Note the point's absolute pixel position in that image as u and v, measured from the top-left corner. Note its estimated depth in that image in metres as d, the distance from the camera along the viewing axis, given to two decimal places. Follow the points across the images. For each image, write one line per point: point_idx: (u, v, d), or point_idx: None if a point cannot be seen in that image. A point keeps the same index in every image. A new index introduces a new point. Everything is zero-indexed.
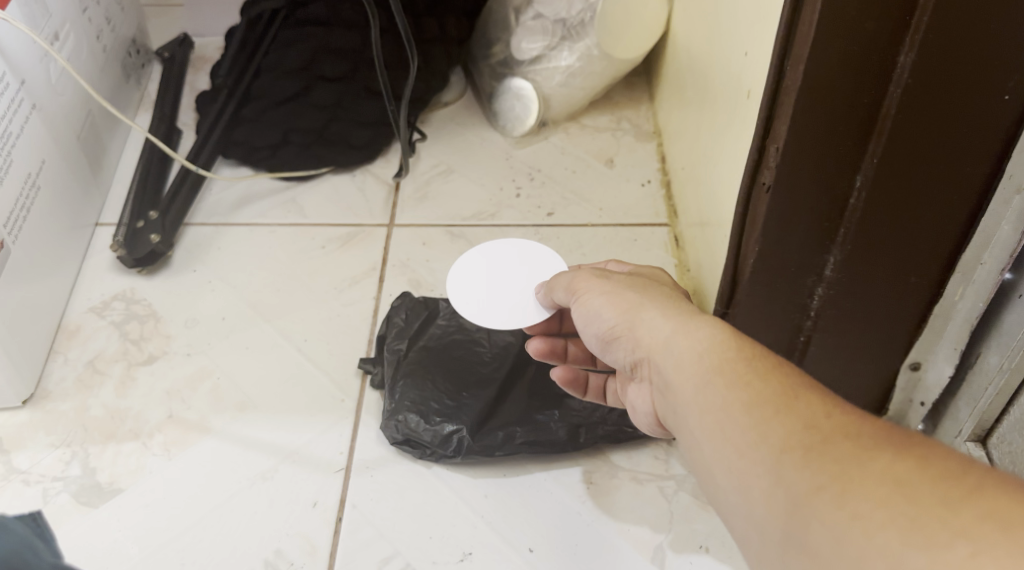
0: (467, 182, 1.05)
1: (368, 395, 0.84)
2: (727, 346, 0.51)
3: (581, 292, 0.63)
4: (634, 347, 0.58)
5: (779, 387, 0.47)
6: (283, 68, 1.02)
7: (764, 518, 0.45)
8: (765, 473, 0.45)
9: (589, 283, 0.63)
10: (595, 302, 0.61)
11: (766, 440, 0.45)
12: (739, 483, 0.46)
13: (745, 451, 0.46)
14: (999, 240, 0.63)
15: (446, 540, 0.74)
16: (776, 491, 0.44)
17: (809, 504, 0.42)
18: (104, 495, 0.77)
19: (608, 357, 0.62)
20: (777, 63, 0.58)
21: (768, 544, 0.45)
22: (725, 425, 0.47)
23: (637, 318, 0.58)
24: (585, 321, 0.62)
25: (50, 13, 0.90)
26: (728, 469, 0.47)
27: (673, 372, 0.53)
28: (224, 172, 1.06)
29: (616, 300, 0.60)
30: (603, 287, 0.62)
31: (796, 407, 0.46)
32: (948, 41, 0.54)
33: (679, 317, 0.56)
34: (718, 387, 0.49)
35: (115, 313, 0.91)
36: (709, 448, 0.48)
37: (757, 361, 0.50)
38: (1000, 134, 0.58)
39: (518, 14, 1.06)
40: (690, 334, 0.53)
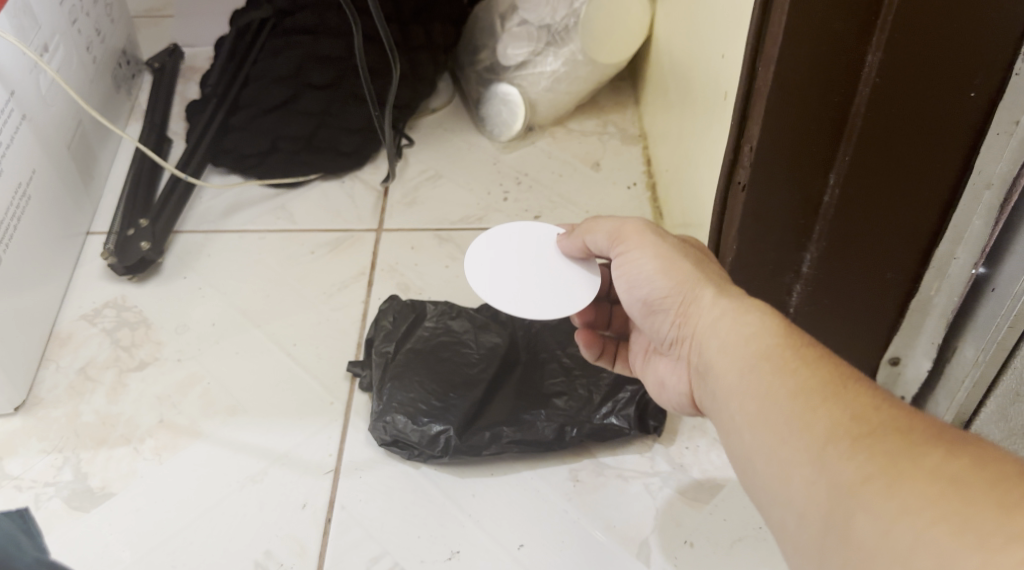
0: (455, 187, 1.07)
1: (357, 398, 0.85)
2: (775, 333, 0.52)
3: (626, 246, 0.63)
4: (683, 322, 0.59)
5: (827, 376, 0.49)
6: (272, 76, 1.04)
7: (804, 506, 0.46)
8: (809, 463, 0.46)
9: (636, 240, 0.63)
10: (642, 265, 0.62)
11: (812, 426, 0.47)
12: (780, 469, 0.48)
13: (789, 439, 0.47)
14: (971, 236, 0.65)
15: (435, 540, 0.75)
16: (818, 480, 0.45)
17: (856, 495, 0.43)
18: (96, 500, 0.78)
19: (647, 324, 0.64)
20: (749, 63, 0.60)
21: (806, 532, 0.46)
22: (772, 411, 0.49)
23: (688, 296, 0.59)
24: (630, 286, 0.63)
25: (39, 25, 0.91)
26: (768, 454, 0.49)
27: (722, 355, 0.54)
28: (213, 179, 1.07)
29: (669, 267, 0.60)
30: (655, 248, 0.62)
31: (844, 395, 0.47)
32: (914, 41, 0.55)
33: (730, 298, 0.56)
34: (765, 373, 0.51)
35: (106, 321, 0.92)
36: (751, 432, 0.50)
37: (803, 349, 0.51)
38: (970, 129, 0.59)
39: (504, 21, 1.07)
40: (740, 318, 0.54)
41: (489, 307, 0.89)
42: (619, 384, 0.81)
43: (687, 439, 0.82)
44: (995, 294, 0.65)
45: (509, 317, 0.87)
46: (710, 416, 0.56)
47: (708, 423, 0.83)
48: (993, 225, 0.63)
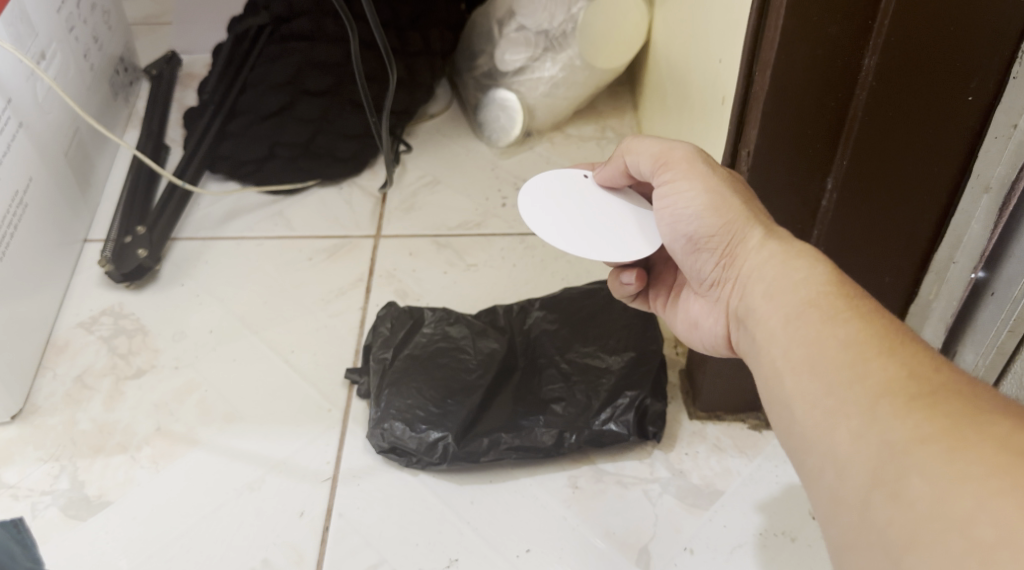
0: (452, 193, 1.06)
1: (354, 405, 0.85)
2: (826, 282, 0.51)
3: (665, 180, 0.60)
4: (728, 262, 0.58)
5: (881, 331, 0.46)
6: (270, 82, 1.03)
7: (847, 459, 0.43)
8: (857, 416, 0.43)
9: (676, 174, 0.60)
10: (686, 199, 0.59)
11: (865, 377, 0.44)
12: (823, 419, 0.45)
13: (836, 388, 0.45)
14: (970, 241, 0.65)
15: (432, 547, 0.74)
16: (866, 434, 0.42)
17: (911, 453, 0.40)
18: (93, 508, 0.77)
19: (686, 262, 0.61)
20: (746, 68, 0.60)
21: (846, 487, 0.43)
22: (818, 359, 0.47)
23: (736, 236, 0.57)
24: (672, 220, 0.60)
25: (36, 33, 0.91)
26: (811, 404, 0.46)
27: (770, 299, 0.53)
28: (212, 186, 1.07)
29: (715, 204, 0.58)
30: (703, 182, 0.58)
31: (899, 351, 0.45)
32: (911, 44, 0.55)
33: (780, 241, 0.55)
34: (813, 320, 0.49)
35: (104, 328, 0.92)
36: (794, 381, 0.48)
37: (855, 300, 0.49)
38: (968, 130, 0.59)
39: (502, 27, 1.07)
40: (790, 264, 0.53)
41: (488, 314, 0.88)
42: (619, 389, 0.80)
43: (687, 445, 0.81)
44: (994, 298, 0.66)
45: (507, 323, 0.87)
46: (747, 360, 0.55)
47: (708, 428, 0.82)
48: (992, 230, 0.64)
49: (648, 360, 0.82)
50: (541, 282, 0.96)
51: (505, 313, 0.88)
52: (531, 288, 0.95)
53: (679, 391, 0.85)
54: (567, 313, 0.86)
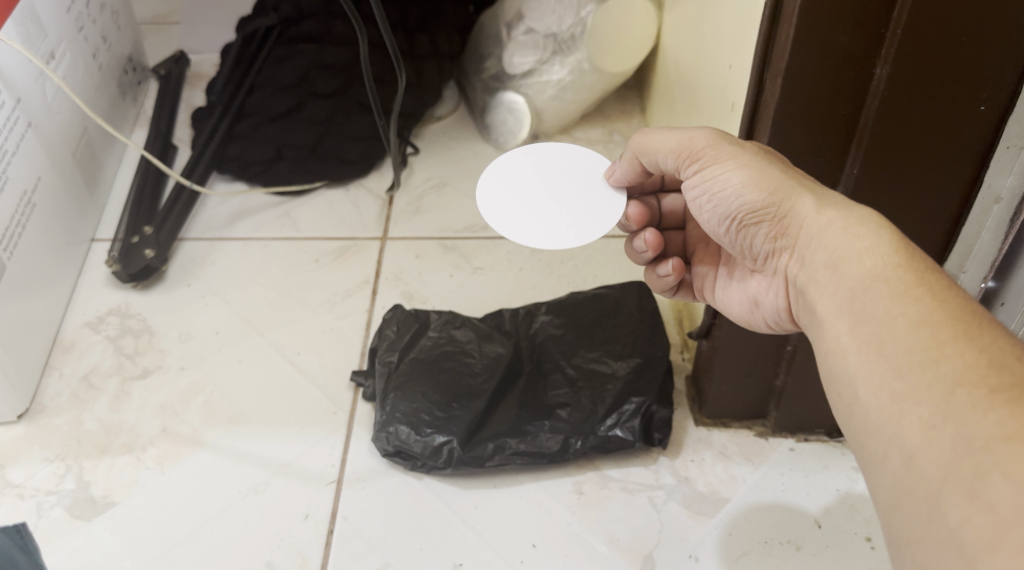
0: (460, 196, 1.06)
1: (360, 408, 0.85)
2: (893, 253, 0.48)
3: (703, 161, 0.58)
4: (781, 234, 0.56)
5: (954, 311, 0.45)
6: (276, 85, 1.05)
7: (918, 451, 0.42)
8: (931, 405, 0.42)
9: (719, 154, 0.58)
10: (727, 178, 0.57)
11: (939, 362, 0.43)
12: (891, 400, 0.44)
13: (906, 372, 0.44)
14: (981, 248, 0.65)
15: (436, 551, 0.74)
16: (940, 424, 0.42)
17: (993, 451, 0.39)
18: (98, 509, 0.77)
19: (737, 238, 0.60)
20: (757, 76, 0.60)
21: (914, 478, 0.42)
22: (885, 338, 0.46)
23: (784, 207, 0.54)
24: (715, 200, 0.59)
25: (46, 32, 0.91)
26: (877, 386, 0.45)
27: (832, 272, 0.51)
28: (218, 187, 1.07)
29: (756, 176, 0.55)
30: (738, 160, 0.56)
31: (981, 336, 0.43)
32: (923, 52, 0.54)
33: (835, 207, 0.53)
34: (882, 296, 0.47)
35: (110, 328, 0.92)
36: (858, 359, 0.47)
37: (927, 276, 0.47)
38: (980, 143, 0.58)
39: (511, 29, 1.07)
40: (851, 231, 0.51)
41: (494, 318, 0.88)
42: (625, 395, 0.80)
43: (692, 451, 0.81)
44: (1004, 308, 0.66)
45: (513, 327, 0.86)
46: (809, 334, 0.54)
47: (714, 435, 0.82)
48: (1002, 239, 0.64)
49: (653, 366, 0.82)
50: (546, 286, 0.95)
51: (511, 317, 0.87)
52: (538, 292, 0.95)
53: (685, 398, 0.85)
54: (574, 318, 0.86)
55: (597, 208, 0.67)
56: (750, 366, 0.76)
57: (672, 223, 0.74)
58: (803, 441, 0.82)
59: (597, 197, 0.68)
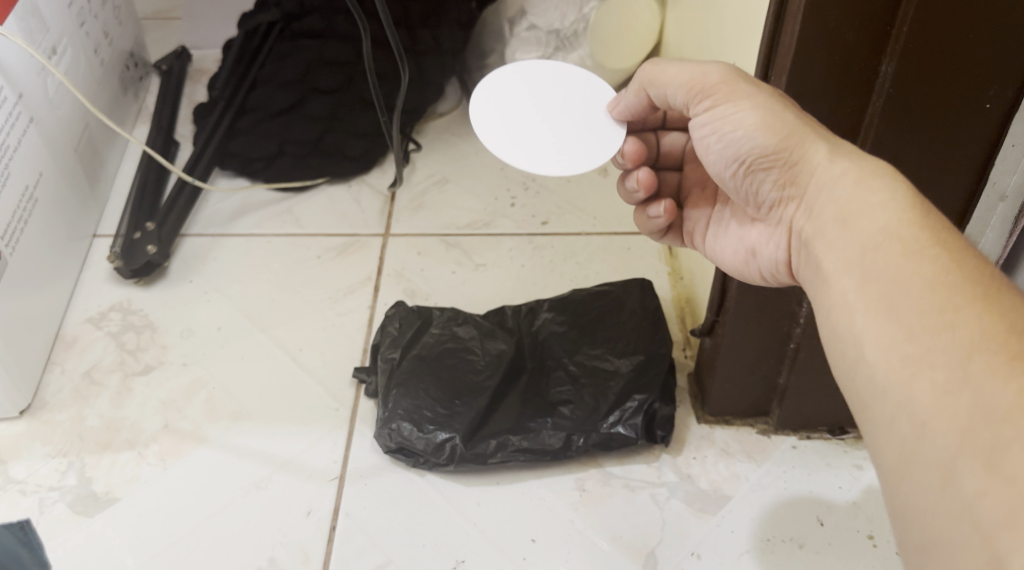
0: (461, 193, 1.06)
1: (363, 404, 0.85)
2: (909, 212, 0.48)
3: (715, 99, 0.58)
4: (791, 180, 0.56)
5: (971, 274, 0.44)
6: (281, 81, 1.05)
7: (931, 416, 0.42)
8: (946, 370, 0.42)
9: (733, 93, 0.57)
10: (740, 118, 0.56)
11: (955, 324, 0.43)
12: (903, 362, 0.44)
13: (920, 334, 0.44)
14: (986, 248, 0.66)
15: (439, 548, 0.74)
16: (955, 390, 0.41)
17: (1012, 421, 0.39)
18: (100, 505, 0.77)
19: (745, 184, 0.59)
20: (761, 73, 0.60)
21: (928, 445, 0.42)
22: (899, 295, 0.45)
23: (798, 154, 0.54)
24: (726, 147, 0.58)
25: (47, 27, 0.91)
26: (889, 346, 0.45)
27: (843, 225, 0.51)
28: (221, 182, 1.06)
29: (770, 120, 0.55)
30: (753, 100, 0.56)
31: (999, 300, 0.43)
32: (930, 49, 0.54)
33: (851, 164, 0.52)
34: (897, 254, 0.47)
35: (113, 324, 0.92)
36: (869, 316, 0.46)
37: (945, 237, 0.46)
38: (985, 142, 0.58)
39: (512, 25, 1.05)
40: (867, 187, 0.50)
41: (496, 315, 0.88)
42: (627, 392, 0.80)
43: (694, 449, 0.81)
44: None
45: (516, 324, 0.86)
46: (811, 285, 0.54)
47: (716, 432, 0.82)
48: (1007, 239, 0.64)
49: (656, 364, 0.81)
50: (548, 282, 0.95)
51: (514, 314, 0.87)
52: (540, 289, 0.95)
53: (687, 395, 0.85)
54: (576, 315, 0.86)
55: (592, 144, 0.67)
56: (753, 362, 0.76)
57: (670, 163, 0.74)
58: (806, 438, 0.81)
59: (591, 133, 0.67)
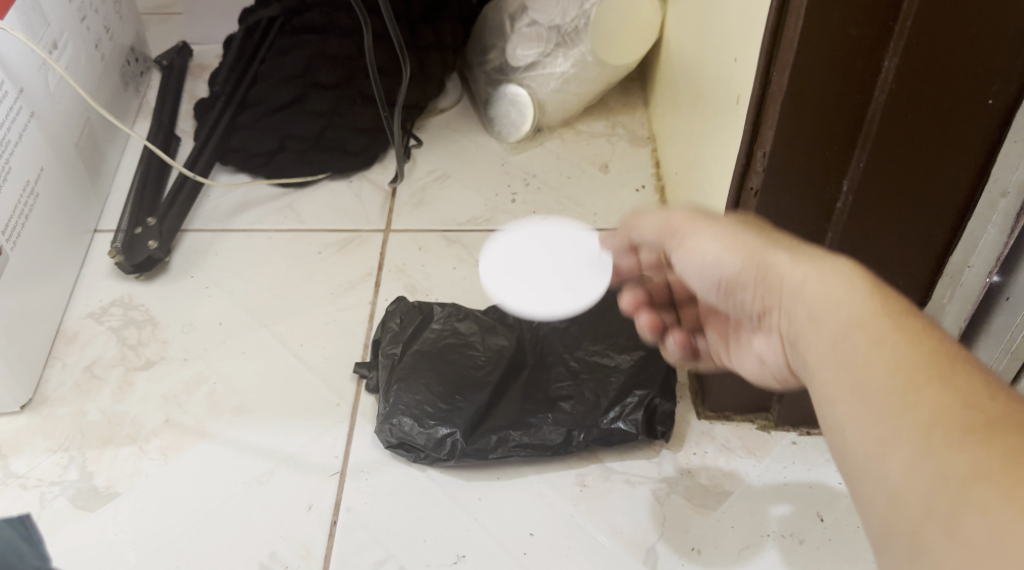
0: (462, 189, 1.06)
1: (364, 400, 0.85)
2: (867, 298, 0.47)
3: (682, 236, 0.57)
4: (766, 293, 0.53)
5: (931, 354, 0.43)
6: (280, 76, 1.04)
7: (900, 490, 0.42)
8: (909, 448, 0.41)
9: (695, 227, 0.57)
10: (705, 248, 0.56)
11: (915, 406, 0.42)
12: (873, 448, 0.43)
13: (886, 417, 0.43)
14: (985, 245, 0.64)
15: (440, 543, 0.74)
16: (918, 467, 0.41)
17: (968, 489, 0.39)
18: (101, 499, 0.77)
19: (728, 305, 0.57)
20: (764, 68, 0.60)
21: (900, 519, 0.41)
22: (864, 385, 0.44)
23: (762, 268, 0.52)
24: (697, 268, 0.57)
25: (48, 22, 0.91)
26: (860, 430, 0.44)
27: (810, 327, 0.49)
28: (222, 178, 1.07)
29: (734, 244, 0.54)
30: (716, 229, 0.55)
31: (956, 377, 0.42)
32: (932, 46, 0.54)
33: (812, 260, 0.50)
34: (858, 341, 0.45)
35: (114, 319, 0.92)
36: (840, 405, 0.45)
37: (904, 319, 0.45)
38: (988, 137, 0.58)
39: (513, 21, 1.08)
40: (826, 281, 0.49)
41: (497, 311, 0.88)
42: (627, 388, 0.80)
43: (695, 445, 0.81)
44: (1009, 303, 0.67)
45: (516, 320, 0.86)
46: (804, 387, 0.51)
47: (717, 428, 0.82)
48: (1008, 235, 0.63)
49: (657, 360, 0.81)
50: None
51: (514, 310, 0.87)
52: None
53: (688, 391, 0.85)
54: (577, 311, 0.86)
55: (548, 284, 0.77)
56: None
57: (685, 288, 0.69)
58: (806, 434, 0.82)
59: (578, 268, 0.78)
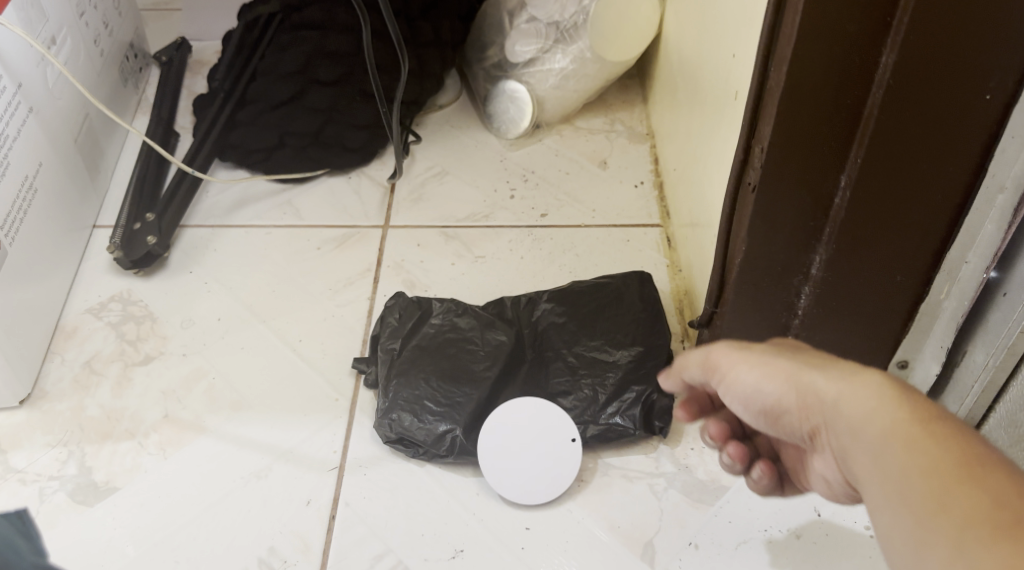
0: (461, 185, 1.06)
1: (362, 395, 0.85)
2: (895, 404, 0.46)
3: (721, 372, 0.57)
4: (810, 415, 0.52)
5: (959, 456, 0.43)
6: (279, 73, 1.04)
7: None
8: (946, 553, 0.41)
9: (728, 358, 0.57)
10: (744, 379, 0.56)
11: (948, 509, 0.42)
12: (914, 555, 0.43)
13: (922, 524, 0.43)
14: (983, 240, 0.65)
15: (438, 538, 0.75)
16: None
17: None
18: (100, 494, 0.78)
19: (778, 431, 0.57)
20: (761, 64, 0.60)
21: None
22: (900, 492, 0.44)
23: (801, 390, 0.52)
24: (739, 398, 0.57)
25: (47, 17, 0.91)
26: (901, 537, 0.44)
27: (847, 440, 0.49)
28: (219, 174, 1.08)
29: (770, 370, 0.54)
30: (749, 357, 0.55)
31: (986, 477, 0.42)
32: (931, 42, 0.54)
33: (842, 374, 0.50)
34: (891, 451, 0.45)
35: (113, 314, 0.92)
36: (880, 515, 0.45)
37: (931, 423, 0.45)
38: (985, 131, 0.59)
39: (513, 19, 1.07)
40: (858, 393, 0.48)
41: (496, 305, 0.87)
42: (626, 383, 0.80)
43: (693, 440, 0.81)
44: (1006, 298, 0.66)
45: (515, 315, 0.86)
46: None
47: None
48: (1005, 231, 0.63)
49: (654, 355, 0.82)
50: (547, 274, 0.95)
51: (513, 305, 0.87)
52: (539, 281, 0.95)
53: None
54: (576, 306, 0.86)
55: (547, 427, 0.77)
56: None
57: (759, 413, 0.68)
58: None
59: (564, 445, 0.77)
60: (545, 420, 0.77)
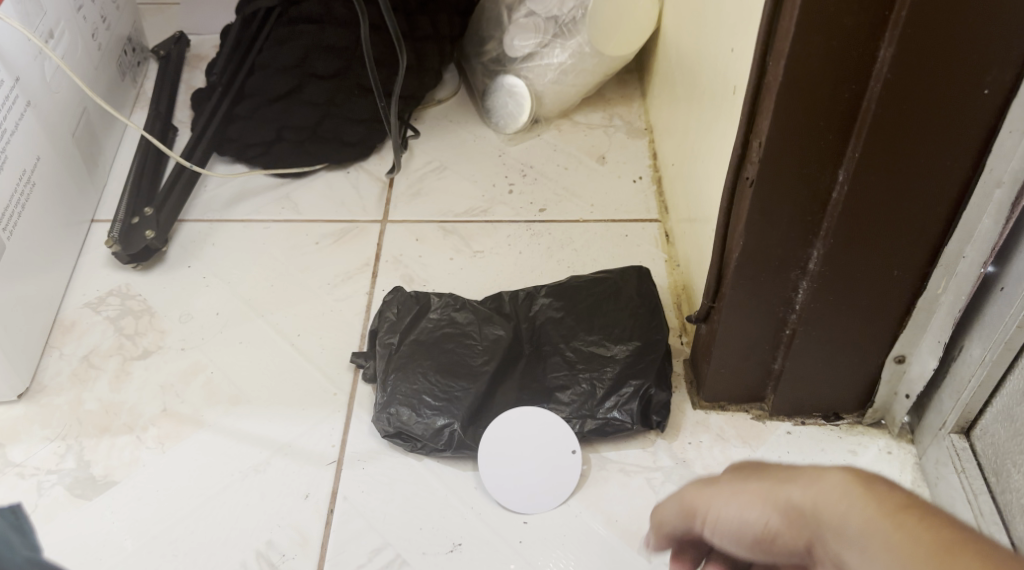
0: (459, 180, 1.06)
1: (360, 389, 0.85)
2: (874, 503, 0.38)
3: (708, 513, 0.44)
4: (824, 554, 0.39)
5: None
6: (277, 67, 1.04)
7: None
8: None
9: (707, 493, 0.44)
10: (730, 516, 0.43)
11: None
12: None
13: None
14: (980, 234, 0.64)
15: (436, 532, 0.75)
16: None
17: None
18: (98, 488, 0.78)
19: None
20: (760, 58, 0.60)
21: None
22: None
23: (798, 514, 0.40)
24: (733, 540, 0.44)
25: (44, 12, 0.91)
26: None
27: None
28: (218, 168, 1.07)
29: (754, 497, 0.42)
30: (732, 486, 0.43)
31: None
32: (928, 36, 0.54)
33: (831, 482, 0.40)
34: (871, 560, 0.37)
35: (111, 309, 0.92)
36: None
37: (917, 522, 0.36)
38: (983, 126, 0.59)
39: (512, 13, 1.08)
40: (851, 506, 0.38)
41: (494, 300, 0.88)
42: (623, 378, 0.80)
43: (690, 435, 0.81)
44: (1004, 293, 0.66)
45: (513, 309, 0.86)
46: None
47: (711, 418, 0.83)
48: (1003, 224, 0.62)
49: (652, 350, 0.82)
50: (546, 269, 0.95)
51: (511, 299, 0.87)
52: (537, 276, 0.95)
53: (684, 381, 0.85)
54: (574, 301, 0.86)
55: (544, 443, 0.77)
56: (748, 350, 0.77)
57: None
58: (800, 424, 0.82)
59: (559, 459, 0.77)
60: (544, 436, 0.77)
